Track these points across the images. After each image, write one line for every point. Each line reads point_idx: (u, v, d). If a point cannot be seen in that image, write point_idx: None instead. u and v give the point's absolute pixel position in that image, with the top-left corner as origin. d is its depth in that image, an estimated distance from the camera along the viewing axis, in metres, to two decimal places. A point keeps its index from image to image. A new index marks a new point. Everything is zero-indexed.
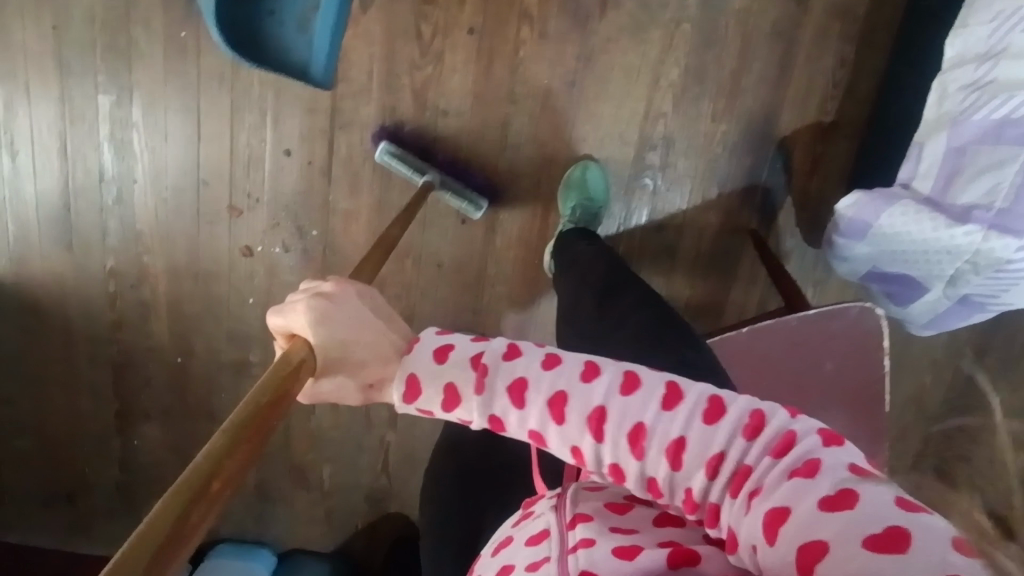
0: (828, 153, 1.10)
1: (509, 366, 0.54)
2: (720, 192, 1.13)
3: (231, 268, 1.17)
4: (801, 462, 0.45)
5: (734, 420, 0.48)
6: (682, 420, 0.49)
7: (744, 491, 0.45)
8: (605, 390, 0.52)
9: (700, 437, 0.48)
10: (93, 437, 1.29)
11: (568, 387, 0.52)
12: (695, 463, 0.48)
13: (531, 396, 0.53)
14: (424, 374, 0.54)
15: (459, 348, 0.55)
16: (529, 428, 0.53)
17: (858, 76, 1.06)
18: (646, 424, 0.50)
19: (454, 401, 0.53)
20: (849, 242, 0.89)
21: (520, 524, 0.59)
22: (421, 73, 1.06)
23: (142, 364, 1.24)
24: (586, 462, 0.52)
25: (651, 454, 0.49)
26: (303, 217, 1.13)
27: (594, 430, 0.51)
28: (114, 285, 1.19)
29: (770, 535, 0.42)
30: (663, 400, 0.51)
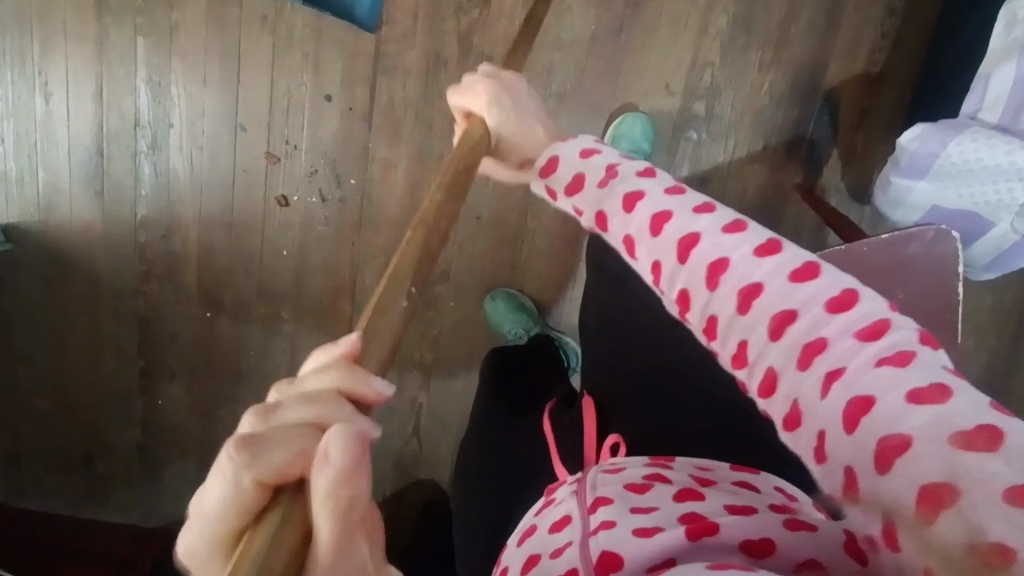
0: (876, 105, 1.09)
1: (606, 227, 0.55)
2: (766, 144, 1.11)
3: (265, 219, 1.15)
4: (889, 350, 0.39)
5: (826, 287, 0.43)
6: (768, 269, 0.45)
7: (822, 364, 0.40)
8: (708, 221, 0.50)
9: (779, 290, 0.44)
10: (115, 397, 1.25)
11: (675, 209, 0.52)
12: (764, 312, 0.44)
13: (641, 205, 0.54)
14: (564, 162, 0.61)
15: (591, 175, 0.59)
16: (626, 232, 0.54)
17: (906, 27, 1.05)
18: (713, 286, 0.48)
19: (576, 187, 0.60)
20: (910, 180, 0.86)
21: (543, 511, 0.53)
22: (467, 17, 1.05)
23: (169, 320, 1.20)
24: (661, 278, 0.52)
25: (724, 289, 0.47)
26: (341, 165, 1.11)
27: (677, 296, 0.50)
28: (145, 236, 1.16)
29: (822, 390, 0.39)
30: (759, 247, 0.47)
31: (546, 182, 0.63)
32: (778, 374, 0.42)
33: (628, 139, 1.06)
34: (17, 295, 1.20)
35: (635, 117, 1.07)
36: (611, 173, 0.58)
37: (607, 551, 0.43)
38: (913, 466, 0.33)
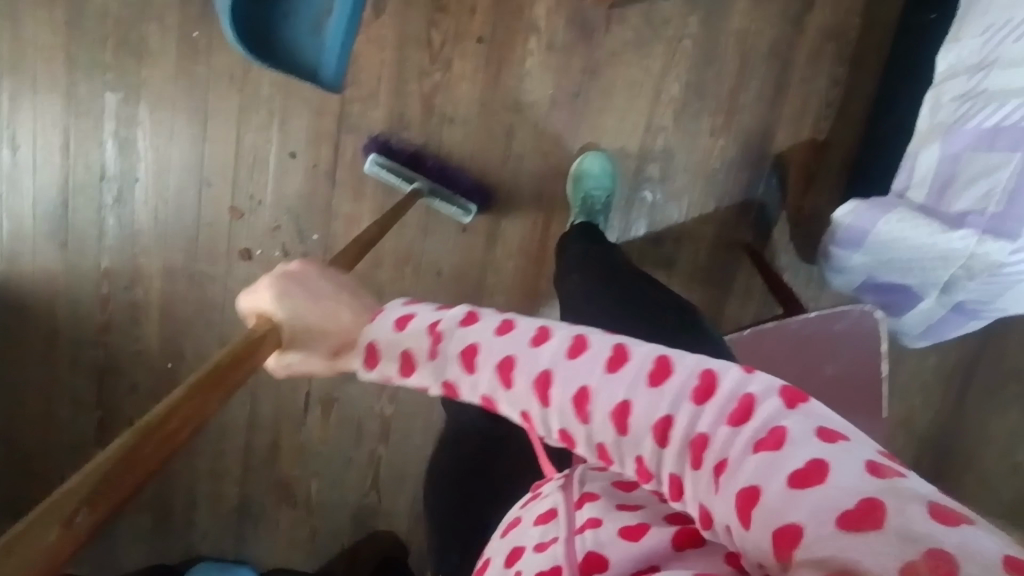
0: (822, 171, 1.14)
1: (462, 333, 0.61)
2: (718, 206, 1.15)
3: (228, 271, 1.16)
4: (766, 431, 0.44)
5: (684, 383, 0.49)
6: (627, 382, 0.51)
7: (706, 462, 0.45)
8: (552, 355, 0.56)
9: (645, 402, 0.50)
10: (68, 448, 1.23)
11: (517, 353, 0.57)
12: (640, 427, 0.49)
13: (480, 360, 0.58)
14: (383, 343, 0.63)
15: (420, 351, 0.61)
16: (481, 392, 0.59)
17: (851, 97, 1.10)
18: (590, 388, 0.53)
19: (409, 362, 0.62)
20: (846, 250, 0.94)
21: (528, 503, 0.58)
22: (429, 80, 1.08)
23: (129, 369, 1.20)
24: (536, 424, 0.56)
25: (596, 417, 0.52)
26: (304, 220, 1.14)
27: (540, 394, 0.55)
28: (107, 286, 1.17)
29: (714, 482, 0.44)
30: (608, 362, 0.53)
31: (376, 371, 0.63)
32: (679, 480, 0.47)
33: (591, 177, 1.09)
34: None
35: (596, 155, 1.10)
36: (435, 337, 0.61)
37: (590, 552, 0.49)
38: (810, 547, 0.37)
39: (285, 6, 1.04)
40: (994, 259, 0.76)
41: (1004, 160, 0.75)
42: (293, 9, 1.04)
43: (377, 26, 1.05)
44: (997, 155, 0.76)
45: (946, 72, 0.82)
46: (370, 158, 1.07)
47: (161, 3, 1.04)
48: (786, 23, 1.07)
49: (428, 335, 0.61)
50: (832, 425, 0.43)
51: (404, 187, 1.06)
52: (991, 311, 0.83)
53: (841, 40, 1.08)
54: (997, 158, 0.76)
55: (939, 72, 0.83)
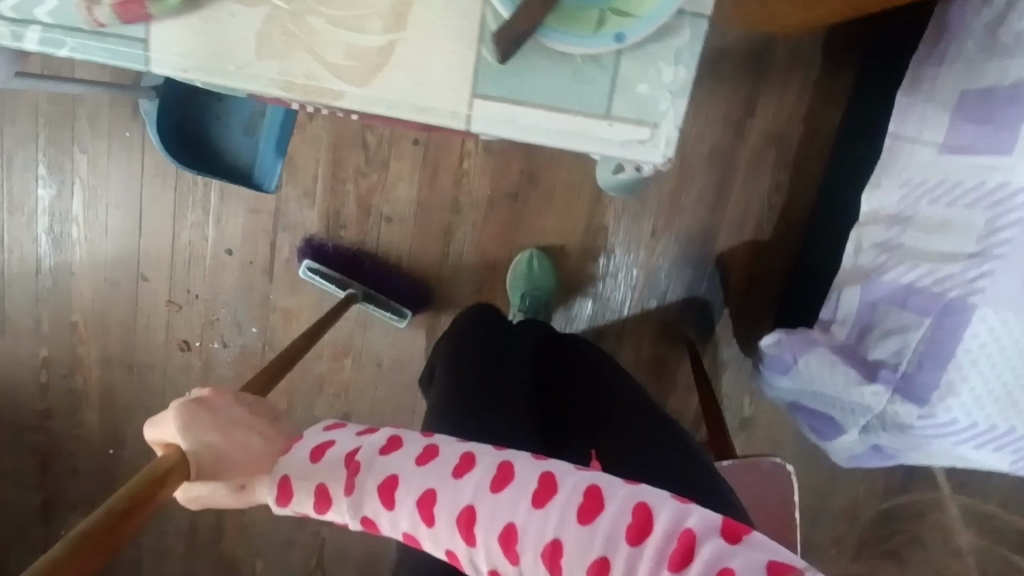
0: (765, 271, 1.12)
1: (383, 462, 0.52)
2: (660, 303, 1.15)
3: (167, 360, 1.15)
4: (708, 572, 0.43)
5: (617, 519, 0.46)
6: (555, 520, 0.47)
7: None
8: (476, 488, 0.49)
9: (577, 542, 0.46)
10: (13, 527, 1.24)
11: (438, 485, 0.50)
12: (576, 571, 0.46)
13: (400, 496, 0.50)
14: (297, 475, 0.52)
15: (334, 485, 0.51)
16: (402, 530, 0.51)
17: (793, 199, 1.09)
18: (517, 525, 0.47)
19: (325, 501, 0.51)
20: (773, 374, 0.91)
21: None
22: (366, 180, 1.08)
23: (71, 454, 1.20)
24: (463, 563, 0.50)
25: (527, 558, 0.47)
26: (243, 314, 1.13)
27: (465, 533, 0.49)
28: (46, 374, 1.16)
29: None
30: (535, 495, 0.48)
31: (291, 509, 0.52)
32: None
33: (531, 277, 1.08)
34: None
35: (535, 254, 1.09)
36: (353, 466, 0.52)
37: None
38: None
39: (215, 107, 1.01)
40: (902, 420, 0.75)
41: (915, 321, 0.73)
42: (226, 111, 1.02)
43: (312, 127, 1.06)
44: (910, 314, 0.74)
45: (868, 215, 0.82)
46: (303, 264, 1.06)
47: (95, 103, 1.04)
48: (724, 128, 1.07)
49: (345, 468, 0.52)
50: (769, 558, 0.43)
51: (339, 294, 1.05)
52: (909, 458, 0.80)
53: (782, 144, 1.07)
54: (909, 318, 0.74)
55: (862, 215, 0.83)
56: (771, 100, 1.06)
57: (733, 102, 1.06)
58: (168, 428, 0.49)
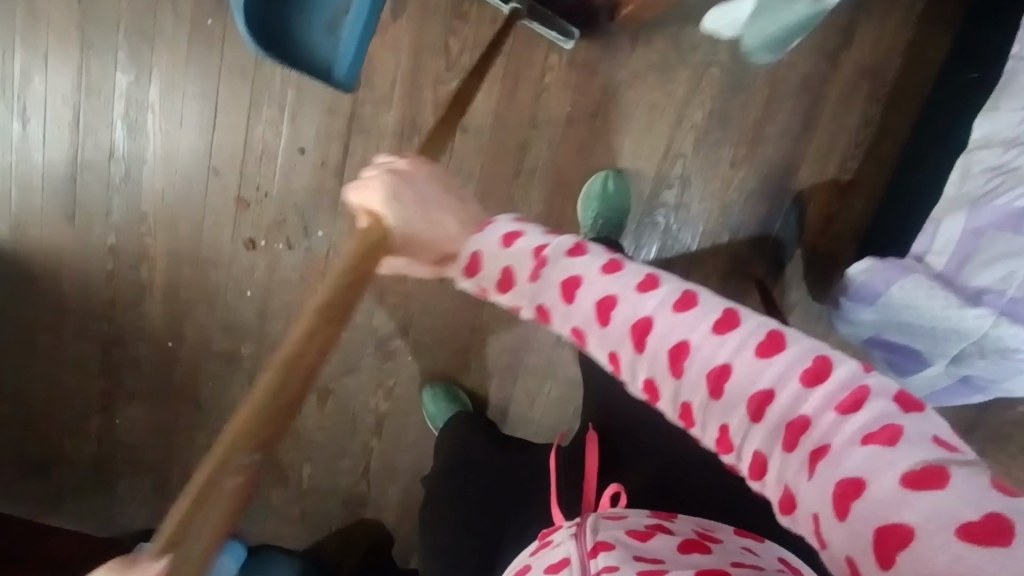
0: (843, 212, 1.10)
1: (567, 262, 0.61)
2: (732, 238, 1.12)
3: (233, 258, 1.16)
4: (877, 425, 0.41)
5: (790, 362, 0.47)
6: (731, 348, 0.49)
7: (805, 447, 0.43)
8: (657, 303, 0.54)
9: (748, 371, 0.47)
10: (72, 414, 1.27)
11: (620, 292, 0.57)
12: (736, 399, 0.47)
13: (580, 293, 0.59)
14: (488, 254, 0.67)
15: (522, 270, 0.64)
16: (573, 324, 0.60)
17: (880, 138, 1.06)
18: (691, 343, 0.51)
19: (508, 281, 0.65)
20: (856, 306, 0.89)
21: (537, 553, 0.63)
22: (445, 87, 1.06)
23: (131, 344, 1.22)
24: (623, 366, 0.56)
25: (691, 375, 0.50)
26: (311, 216, 1.13)
27: (636, 338, 0.54)
28: (113, 263, 1.18)
29: (809, 468, 0.43)
30: (716, 322, 0.51)
31: (476, 280, 0.68)
32: (765, 457, 0.46)
33: (606, 198, 1.07)
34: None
35: (609, 176, 1.07)
36: (540, 261, 0.63)
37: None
38: (924, 554, 0.36)
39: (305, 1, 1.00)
40: (1004, 343, 0.75)
41: None
42: (310, 6, 1.00)
43: (395, 28, 1.04)
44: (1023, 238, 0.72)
45: (980, 141, 0.78)
46: None
47: None
48: (817, 59, 1.04)
49: (534, 258, 0.63)
50: (944, 434, 0.41)
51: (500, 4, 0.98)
52: (999, 389, 0.80)
53: (875, 79, 1.04)
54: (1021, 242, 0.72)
55: (972, 140, 0.79)
56: (869, 32, 1.03)
57: (829, 30, 1.03)
58: (371, 196, 0.65)
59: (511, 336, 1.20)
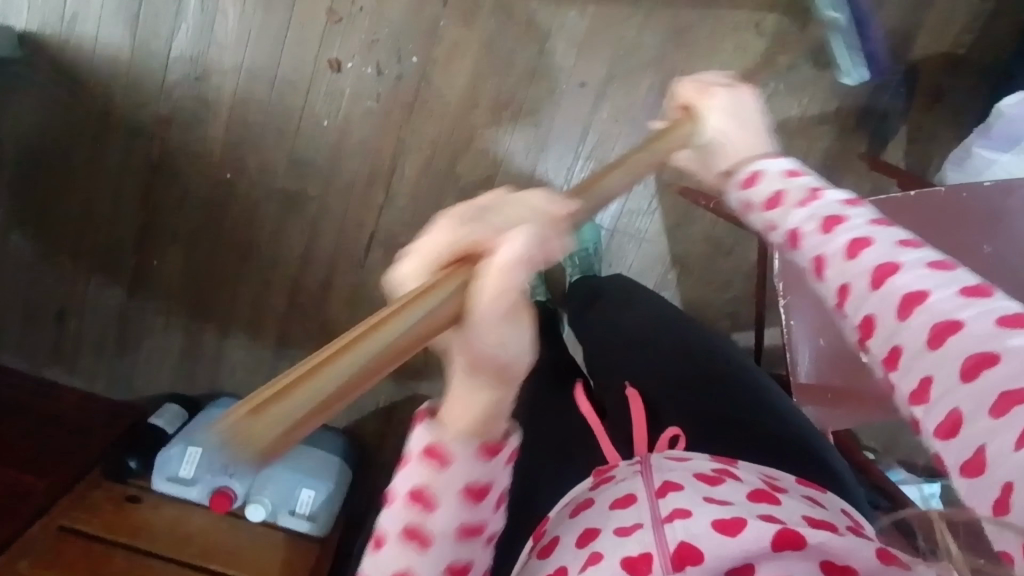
0: (952, 90, 1.09)
1: (839, 207, 0.53)
2: (840, 107, 1.09)
3: (312, 79, 1.06)
4: None
5: (993, 308, 0.42)
6: (977, 311, 0.42)
7: (985, 383, 0.39)
8: (919, 259, 0.47)
9: (982, 334, 0.41)
10: (103, 249, 1.14)
11: (877, 237, 0.49)
12: (954, 353, 0.41)
13: (841, 227, 0.51)
14: (766, 177, 0.58)
15: (794, 193, 0.55)
16: (818, 252, 0.51)
17: (997, 16, 1.06)
18: (930, 295, 0.44)
19: (775, 202, 0.56)
20: (993, 152, 0.88)
21: (598, 487, 0.54)
22: None
23: (183, 172, 1.11)
24: (846, 305, 0.49)
25: (915, 317, 0.44)
26: (406, 39, 1.05)
27: (875, 278, 0.47)
28: (174, 73, 1.06)
29: (1011, 432, 0.37)
30: (968, 289, 0.44)
31: (743, 196, 0.59)
32: (933, 383, 0.42)
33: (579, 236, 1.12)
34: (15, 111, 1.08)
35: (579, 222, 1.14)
36: (813, 195, 0.55)
37: (683, 543, 0.44)
38: None
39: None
40: None
41: None
42: None
43: None
44: None
45: None
46: None
47: None
48: None
49: (809, 193, 0.55)
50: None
51: None
52: None
53: None
54: None
55: None
56: None
57: None
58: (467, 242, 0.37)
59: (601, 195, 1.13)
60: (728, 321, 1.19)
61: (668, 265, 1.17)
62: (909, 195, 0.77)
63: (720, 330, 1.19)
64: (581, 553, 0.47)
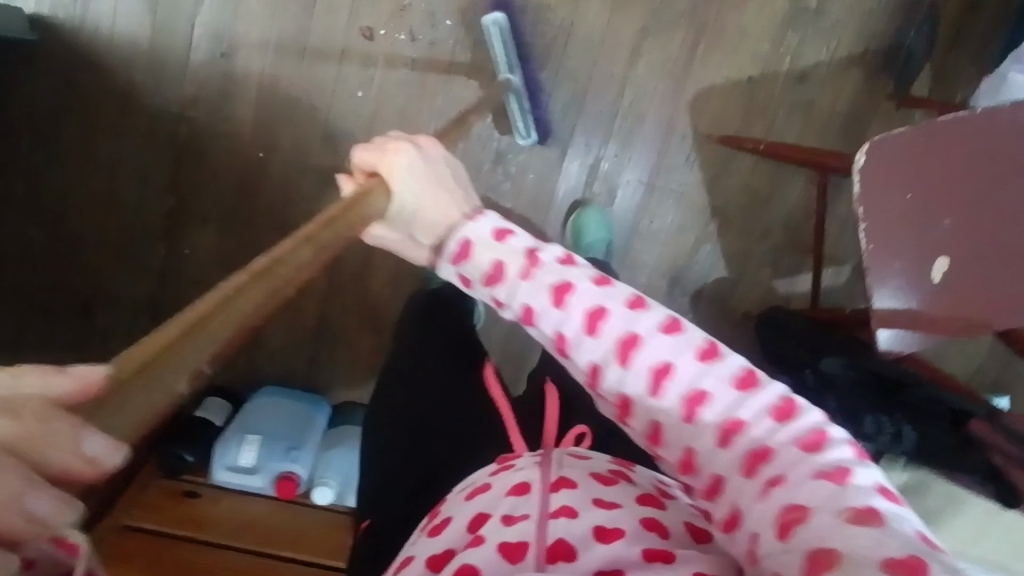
0: (970, 28, 1.12)
1: (615, 292, 0.52)
2: (867, 49, 1.11)
3: (344, 49, 1.03)
4: (833, 468, 0.42)
5: (767, 400, 0.46)
6: (749, 406, 0.46)
7: (765, 474, 0.43)
8: (682, 349, 0.48)
9: (763, 431, 0.45)
10: (131, 241, 1.09)
11: (642, 331, 0.50)
12: (743, 453, 0.45)
13: (604, 326, 0.50)
14: (478, 242, 0.55)
15: (513, 265, 0.53)
16: (557, 329, 0.52)
17: None
18: (707, 392, 0.47)
19: (495, 277, 0.54)
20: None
21: (497, 473, 0.56)
22: None
23: (212, 154, 1.06)
24: (627, 406, 0.50)
25: (669, 396, 0.48)
26: (438, 2, 1.03)
27: (653, 382, 0.48)
28: (200, 51, 1.01)
29: (762, 495, 0.42)
30: (737, 380, 0.47)
31: (459, 270, 0.55)
32: (723, 482, 0.45)
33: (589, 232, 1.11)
34: (28, 100, 1.02)
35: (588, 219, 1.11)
36: (533, 260, 0.53)
37: (560, 538, 0.47)
38: None
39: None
40: None
41: None
42: None
43: None
44: None
45: None
46: (494, 14, 1.01)
47: None
48: None
49: (525, 256, 0.53)
50: (882, 484, 0.42)
51: (502, 71, 1.04)
52: None
53: None
54: None
55: None
56: None
57: None
58: None
59: (640, 151, 1.13)
60: (769, 270, 1.21)
61: (709, 218, 1.18)
62: (988, 112, 0.76)
63: (760, 279, 1.21)
64: (467, 533, 0.51)
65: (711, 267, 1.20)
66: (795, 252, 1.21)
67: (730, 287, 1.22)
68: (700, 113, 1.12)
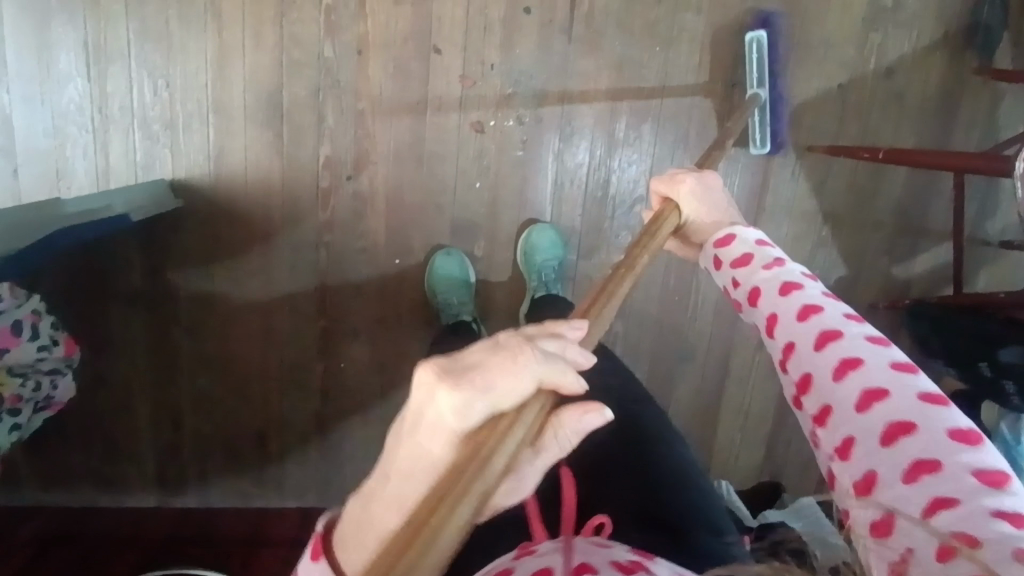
0: None
1: (871, 343, 0.48)
2: (945, 32, 1.14)
3: (461, 146, 1.07)
4: (1004, 515, 0.37)
5: (996, 503, 0.37)
6: (938, 448, 0.40)
7: (929, 488, 0.39)
8: (911, 389, 0.44)
9: (952, 481, 0.39)
10: (292, 367, 1.14)
11: (868, 358, 0.47)
12: (905, 456, 0.41)
13: (835, 344, 0.49)
14: (766, 283, 0.58)
15: (778, 287, 0.56)
16: (794, 337, 0.52)
17: None
18: (918, 427, 0.42)
19: (757, 294, 0.57)
20: None
21: (519, 558, 0.49)
22: None
23: (354, 269, 1.11)
24: (811, 395, 0.48)
25: (873, 416, 0.44)
26: (540, 84, 1.06)
27: (864, 402, 0.45)
28: (328, 178, 1.06)
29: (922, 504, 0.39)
30: (961, 438, 0.41)
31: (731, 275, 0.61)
32: (854, 441, 0.43)
33: (540, 251, 1.09)
34: (187, 260, 1.07)
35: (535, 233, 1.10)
36: (826, 333, 0.50)
37: None
38: None
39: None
40: None
41: None
42: None
43: None
44: None
45: None
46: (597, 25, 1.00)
47: None
48: None
49: (831, 325, 0.51)
50: None
51: None
52: None
53: None
54: None
55: None
56: None
57: None
58: None
59: (747, 177, 1.17)
60: (886, 258, 1.25)
61: (822, 223, 1.21)
62: None
63: (879, 268, 1.25)
64: None
65: (831, 268, 1.24)
66: (907, 234, 1.24)
67: (851, 282, 1.25)
68: (798, 127, 1.15)
